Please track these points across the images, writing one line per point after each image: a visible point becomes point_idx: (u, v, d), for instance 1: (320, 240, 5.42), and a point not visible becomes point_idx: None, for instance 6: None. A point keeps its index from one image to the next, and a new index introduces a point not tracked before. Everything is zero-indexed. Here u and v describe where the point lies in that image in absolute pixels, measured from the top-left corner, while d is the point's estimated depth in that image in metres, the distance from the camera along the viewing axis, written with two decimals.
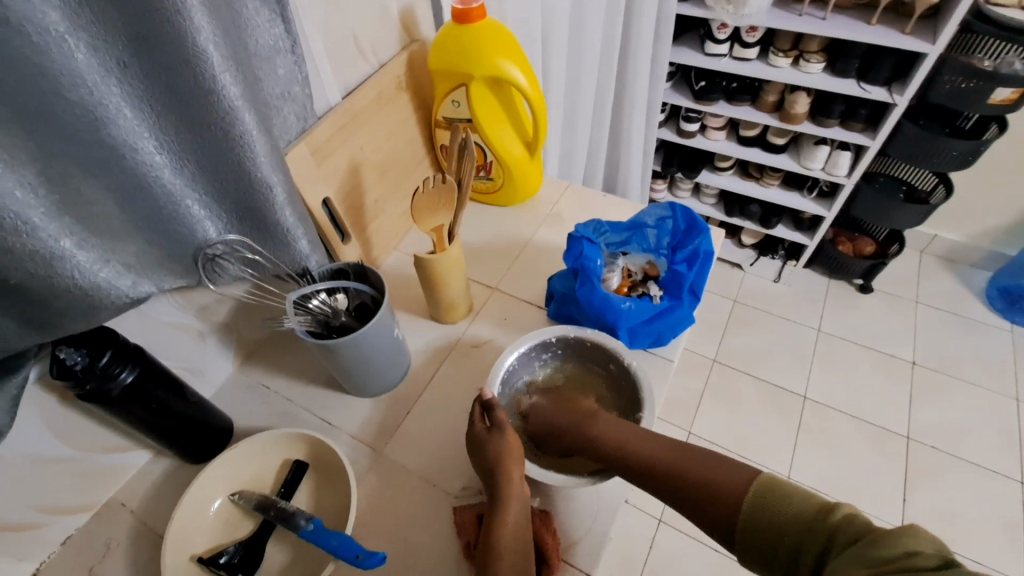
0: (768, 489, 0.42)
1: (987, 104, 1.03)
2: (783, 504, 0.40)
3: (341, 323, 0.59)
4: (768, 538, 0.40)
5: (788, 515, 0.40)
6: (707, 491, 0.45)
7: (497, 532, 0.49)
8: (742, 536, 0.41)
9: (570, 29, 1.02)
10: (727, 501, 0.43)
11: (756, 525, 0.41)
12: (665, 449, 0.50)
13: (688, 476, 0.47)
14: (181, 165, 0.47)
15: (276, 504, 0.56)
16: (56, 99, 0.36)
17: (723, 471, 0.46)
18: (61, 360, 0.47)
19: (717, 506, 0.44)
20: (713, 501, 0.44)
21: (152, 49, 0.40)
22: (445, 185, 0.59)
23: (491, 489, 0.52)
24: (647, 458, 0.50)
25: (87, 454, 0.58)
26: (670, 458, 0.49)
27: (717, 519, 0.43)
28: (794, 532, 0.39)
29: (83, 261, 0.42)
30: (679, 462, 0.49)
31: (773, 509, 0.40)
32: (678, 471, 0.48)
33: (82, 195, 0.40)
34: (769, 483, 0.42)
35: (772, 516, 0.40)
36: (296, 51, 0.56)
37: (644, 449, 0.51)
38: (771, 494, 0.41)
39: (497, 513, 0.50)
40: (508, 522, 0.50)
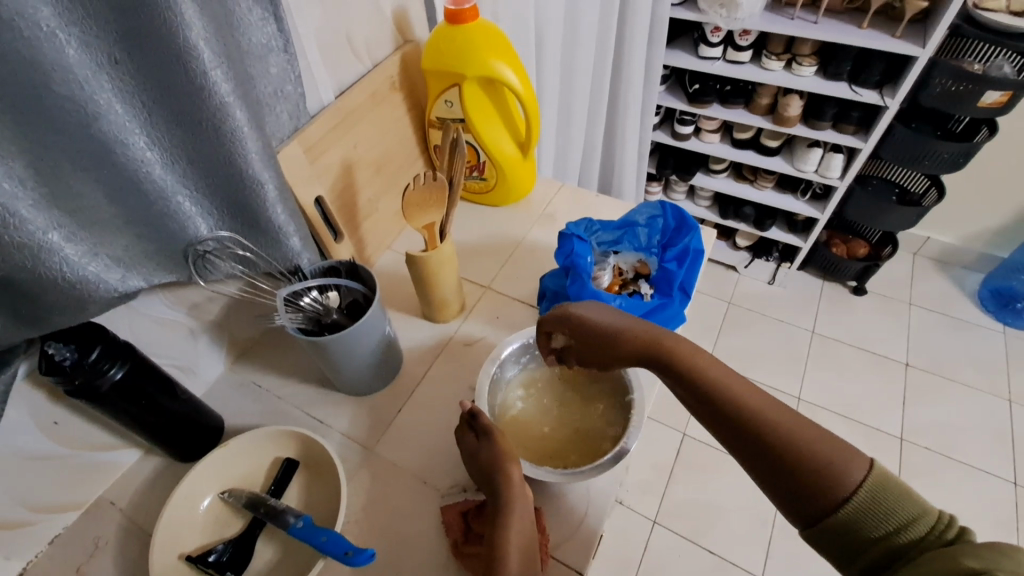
0: (881, 494, 0.40)
1: (977, 106, 1.04)
2: (894, 512, 0.40)
3: (332, 320, 0.59)
4: (862, 539, 0.40)
5: (893, 520, 0.39)
6: (788, 455, 0.42)
7: (502, 543, 0.47)
8: (832, 530, 0.40)
9: (563, 31, 1.02)
10: (817, 487, 0.41)
11: (856, 527, 0.40)
12: (749, 395, 0.46)
13: (771, 427, 0.44)
14: (172, 161, 0.47)
15: (267, 501, 0.56)
16: (47, 93, 0.36)
17: (811, 441, 0.42)
18: (49, 356, 0.47)
19: (803, 483, 0.41)
20: (801, 472, 0.42)
21: (143, 45, 0.40)
22: (436, 182, 0.60)
23: (490, 488, 0.52)
24: (728, 399, 0.46)
25: (75, 451, 0.57)
26: (756, 400, 0.45)
27: (799, 496, 0.42)
28: (894, 540, 0.39)
29: (72, 255, 0.42)
30: (765, 409, 0.45)
31: (878, 513, 0.40)
32: (761, 421, 0.44)
33: (71, 188, 0.41)
34: (881, 486, 0.40)
35: (877, 521, 0.40)
36: (289, 50, 0.56)
37: (726, 385, 0.47)
38: (881, 501, 0.40)
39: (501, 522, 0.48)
40: (512, 531, 0.48)
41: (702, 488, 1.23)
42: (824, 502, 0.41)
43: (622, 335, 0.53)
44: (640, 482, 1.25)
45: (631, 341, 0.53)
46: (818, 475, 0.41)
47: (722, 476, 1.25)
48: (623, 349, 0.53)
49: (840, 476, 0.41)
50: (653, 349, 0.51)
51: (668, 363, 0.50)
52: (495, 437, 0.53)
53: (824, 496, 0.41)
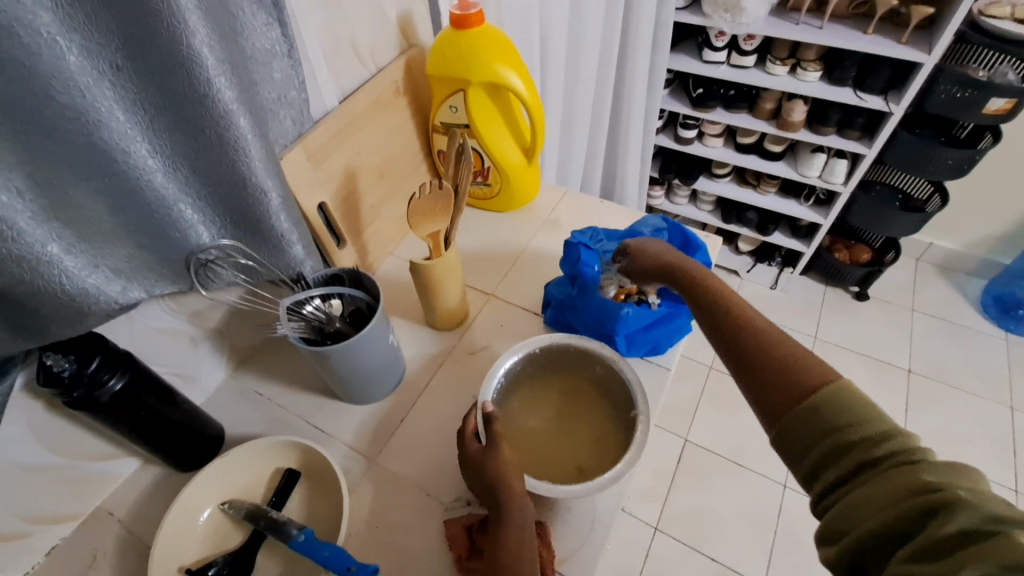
0: (843, 395, 0.38)
1: (982, 113, 1.04)
2: (855, 413, 0.36)
3: (335, 329, 0.58)
4: (810, 435, 0.38)
5: (851, 425, 0.36)
6: (759, 355, 0.44)
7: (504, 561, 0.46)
8: (788, 421, 0.39)
9: (568, 36, 1.02)
10: (782, 380, 0.41)
11: (807, 423, 0.38)
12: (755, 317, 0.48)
13: (767, 340, 0.45)
14: (174, 169, 0.47)
15: (267, 513, 0.55)
16: (46, 101, 0.35)
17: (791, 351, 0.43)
18: (48, 366, 0.46)
19: (771, 376, 0.42)
20: (773, 369, 0.43)
21: (146, 52, 0.40)
22: (442, 191, 0.58)
23: (492, 502, 0.51)
24: (739, 317, 0.49)
25: (74, 460, 0.57)
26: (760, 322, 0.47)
27: (766, 389, 0.42)
28: (842, 438, 0.36)
29: (71, 267, 0.41)
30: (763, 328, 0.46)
31: (836, 415, 0.37)
32: (755, 329, 0.46)
33: (71, 198, 0.40)
34: (847, 390, 0.38)
35: (831, 417, 0.37)
36: (293, 55, 0.55)
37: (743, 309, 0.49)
38: (840, 402, 0.37)
39: (500, 542, 0.48)
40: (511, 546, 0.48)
41: (702, 496, 1.23)
42: (788, 394, 0.40)
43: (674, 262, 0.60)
44: (641, 489, 1.24)
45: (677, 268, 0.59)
46: (783, 370, 0.42)
47: (722, 483, 1.24)
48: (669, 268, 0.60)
49: (804, 376, 0.40)
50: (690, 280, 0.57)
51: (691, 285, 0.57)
52: (501, 449, 0.52)
53: (789, 389, 0.40)
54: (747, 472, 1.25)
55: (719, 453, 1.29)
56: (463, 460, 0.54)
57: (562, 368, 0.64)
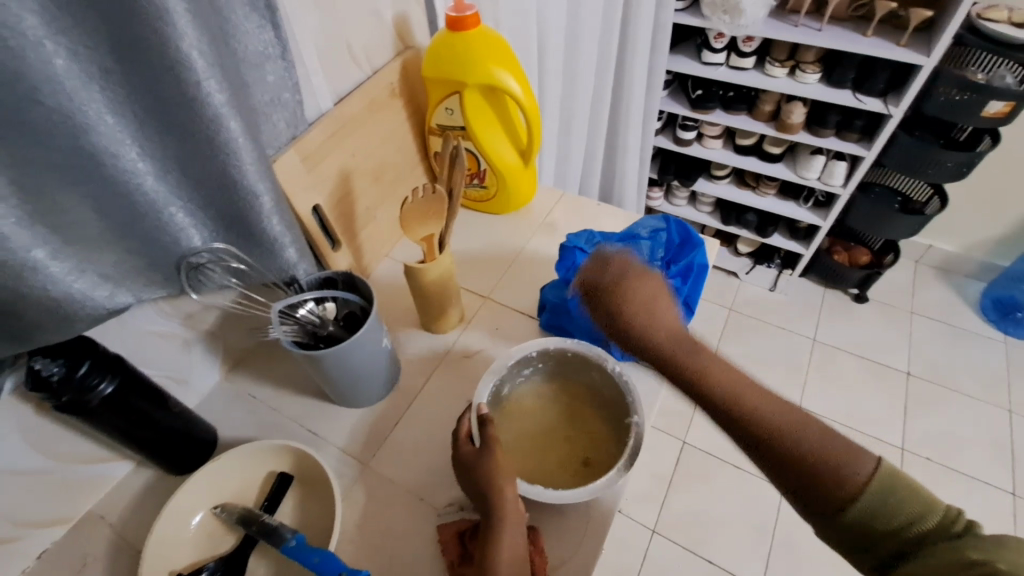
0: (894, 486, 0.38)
1: (981, 116, 1.03)
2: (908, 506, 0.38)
3: (329, 333, 0.59)
4: (872, 534, 0.38)
5: (908, 520, 0.38)
6: (808, 467, 0.39)
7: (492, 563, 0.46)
8: (852, 526, 0.38)
9: (566, 37, 1.01)
10: (837, 488, 0.38)
11: (870, 525, 0.38)
12: (783, 420, 0.40)
13: (808, 448, 0.39)
14: (164, 173, 0.46)
15: (259, 518, 0.54)
16: (32, 105, 0.35)
17: (830, 451, 0.39)
18: (36, 371, 0.45)
19: (824, 490, 0.38)
20: (823, 483, 0.38)
21: (134, 54, 0.39)
22: (435, 195, 0.58)
23: (482, 508, 0.50)
24: (773, 424, 0.40)
25: (65, 464, 0.56)
26: (794, 419, 0.41)
27: (823, 501, 0.39)
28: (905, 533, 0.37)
29: (58, 272, 0.41)
30: (801, 430, 0.40)
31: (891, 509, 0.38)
32: (794, 436, 0.40)
33: (59, 203, 0.39)
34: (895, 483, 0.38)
35: (888, 517, 0.38)
36: (286, 57, 0.55)
37: (769, 409, 0.41)
38: (892, 498, 0.38)
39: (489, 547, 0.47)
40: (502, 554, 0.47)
41: (699, 498, 1.22)
42: (835, 497, 0.38)
43: (659, 333, 0.46)
44: (638, 491, 1.24)
45: (664, 343, 0.46)
46: (832, 474, 0.38)
47: (720, 486, 1.24)
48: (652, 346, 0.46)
49: (854, 479, 0.38)
50: (690, 358, 0.45)
51: (687, 376, 0.44)
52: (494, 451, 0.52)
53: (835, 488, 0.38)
54: (745, 475, 1.25)
55: (717, 456, 1.28)
56: (457, 462, 0.53)
57: (559, 378, 0.63)
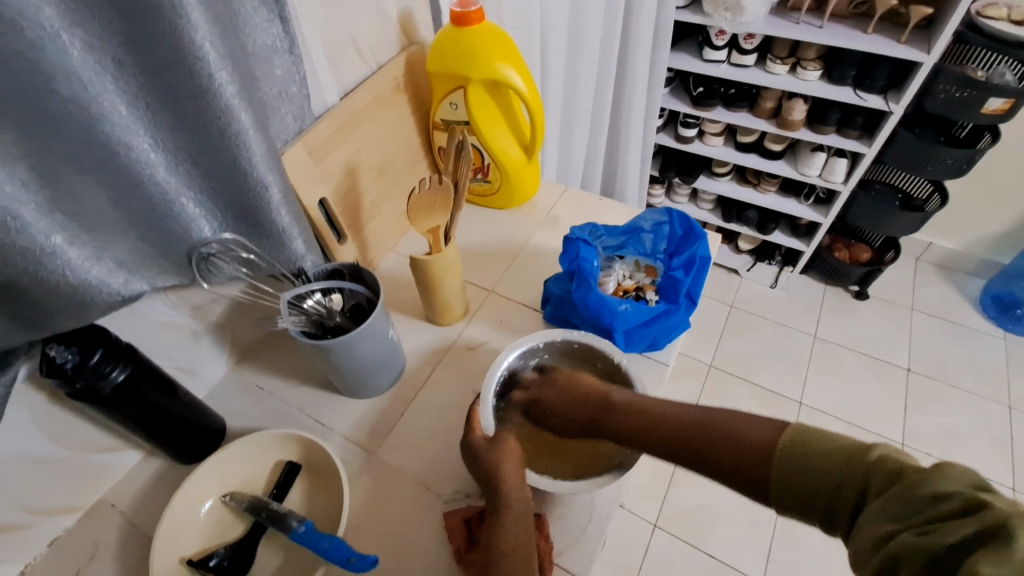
0: (803, 434, 0.37)
1: (981, 113, 1.04)
2: (821, 450, 0.35)
3: (335, 323, 0.59)
4: (804, 490, 0.35)
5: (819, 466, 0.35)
6: (717, 447, 0.42)
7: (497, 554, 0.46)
8: (781, 492, 0.36)
9: (568, 34, 1.02)
10: (745, 453, 0.39)
11: (796, 484, 0.36)
12: (688, 419, 0.46)
13: (711, 431, 0.43)
14: (176, 164, 0.47)
15: (268, 505, 0.55)
16: (48, 94, 0.36)
17: (731, 425, 0.42)
18: (51, 358, 0.46)
19: (739, 464, 0.39)
20: (733, 457, 0.40)
21: (147, 46, 0.40)
22: (442, 186, 0.59)
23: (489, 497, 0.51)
24: (680, 428, 0.45)
25: (76, 452, 0.57)
26: (697, 416, 0.45)
27: (747, 476, 0.39)
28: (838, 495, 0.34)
29: (75, 259, 0.42)
30: (703, 419, 0.45)
31: (809, 460, 0.36)
32: (697, 425, 0.44)
33: (74, 192, 0.40)
34: (805, 432, 0.37)
35: (803, 467, 0.36)
36: (294, 51, 0.55)
37: (673, 417, 0.47)
38: (803, 440, 0.37)
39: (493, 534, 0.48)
40: (505, 543, 0.47)
41: (700, 493, 1.23)
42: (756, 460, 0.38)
43: (575, 408, 0.55)
44: (640, 486, 1.25)
45: (581, 411, 0.55)
46: (736, 441, 0.41)
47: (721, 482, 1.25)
48: (578, 419, 0.55)
49: (761, 439, 0.39)
50: (607, 411, 0.53)
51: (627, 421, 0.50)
52: (504, 443, 0.53)
53: (751, 452, 0.39)
54: None
55: None
56: (466, 450, 0.54)
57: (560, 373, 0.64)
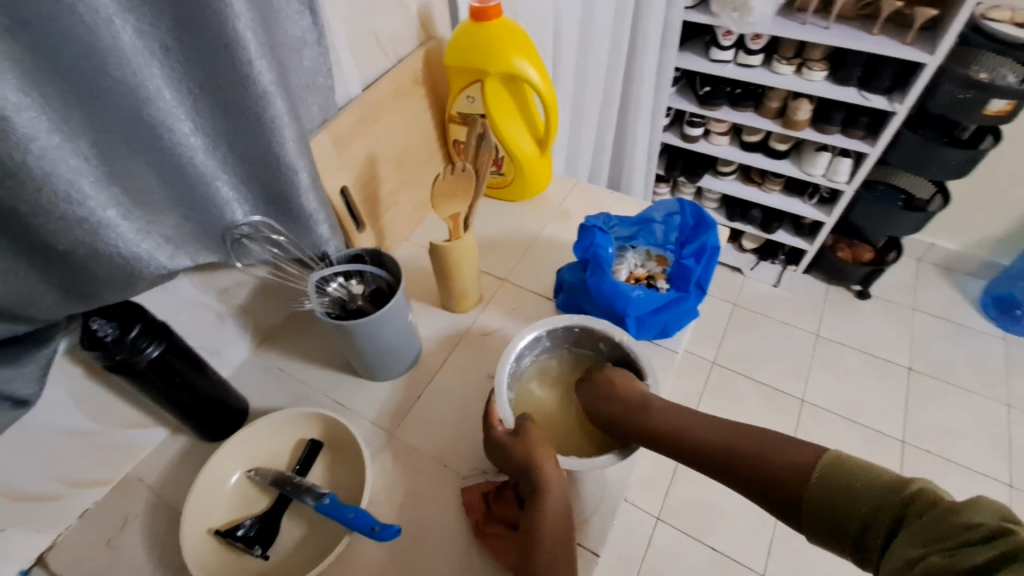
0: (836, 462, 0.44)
1: (982, 115, 1.06)
2: (853, 479, 0.42)
3: (358, 306, 0.61)
4: (834, 514, 0.42)
5: (858, 495, 0.41)
6: (752, 466, 0.48)
7: (535, 548, 0.49)
8: (809, 513, 0.43)
9: (580, 32, 1.04)
10: (778, 475, 0.46)
11: (830, 508, 0.42)
12: (729, 438, 0.52)
13: (751, 453, 0.49)
14: (213, 147, 0.49)
15: (292, 479, 0.57)
16: (103, 76, 0.38)
17: (771, 450, 0.48)
18: (93, 331, 0.49)
19: (770, 483, 0.46)
20: (765, 476, 0.47)
21: (192, 33, 0.42)
22: (464, 173, 0.62)
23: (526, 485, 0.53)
24: (719, 445, 0.52)
25: (107, 427, 0.59)
26: (738, 436, 0.52)
27: (777, 495, 0.46)
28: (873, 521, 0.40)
29: (126, 232, 0.44)
30: (741, 441, 0.51)
31: (844, 487, 0.42)
32: (735, 447, 0.51)
33: (124, 169, 0.42)
34: (838, 460, 0.44)
35: (843, 494, 0.42)
36: (322, 42, 0.57)
37: (715, 433, 0.53)
38: (841, 470, 0.43)
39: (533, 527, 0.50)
40: (543, 540, 0.49)
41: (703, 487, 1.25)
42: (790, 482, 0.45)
43: (611, 405, 0.58)
44: (643, 479, 1.27)
45: (614, 410, 0.57)
46: (770, 464, 0.47)
47: None
48: (605, 417, 0.58)
49: (794, 463, 0.46)
50: (639, 416, 0.56)
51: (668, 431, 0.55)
52: (528, 434, 0.55)
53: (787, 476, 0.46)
54: None
55: None
56: (490, 443, 0.56)
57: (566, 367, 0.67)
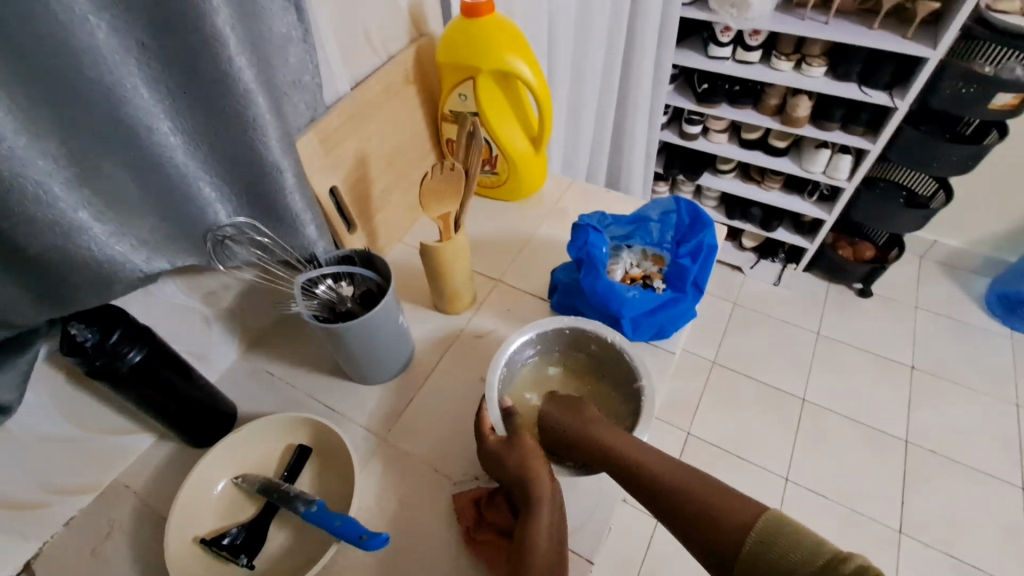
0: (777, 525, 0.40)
1: (987, 109, 1.05)
2: (790, 547, 0.38)
3: (346, 309, 0.60)
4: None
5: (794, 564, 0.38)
6: (695, 513, 0.44)
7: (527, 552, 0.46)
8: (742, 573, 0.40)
9: (575, 29, 1.03)
10: (718, 530, 0.42)
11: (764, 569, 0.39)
12: (681, 479, 0.47)
13: (697, 498, 0.45)
14: (194, 147, 0.48)
15: (280, 486, 0.56)
16: (76, 74, 0.37)
17: (716, 499, 0.44)
18: (72, 336, 0.47)
19: (708, 535, 0.42)
20: (706, 528, 0.43)
21: (170, 31, 0.41)
22: (453, 172, 0.60)
23: (519, 493, 0.51)
24: (669, 484, 0.47)
25: (92, 433, 0.58)
26: (688, 479, 0.47)
27: (712, 549, 0.42)
28: None
29: (100, 234, 0.42)
30: (691, 485, 0.46)
31: (781, 556, 0.39)
32: (682, 491, 0.46)
33: (100, 169, 0.41)
34: (779, 522, 0.40)
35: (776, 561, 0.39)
36: (308, 39, 0.56)
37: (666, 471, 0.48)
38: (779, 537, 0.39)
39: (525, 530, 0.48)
40: (538, 544, 0.47)
41: None
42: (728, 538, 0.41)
43: (569, 423, 0.56)
44: None
45: (572, 428, 0.55)
46: (714, 517, 0.43)
47: (725, 477, 1.26)
48: (562, 436, 0.55)
49: (736, 517, 0.42)
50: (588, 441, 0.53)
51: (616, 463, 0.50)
52: (519, 439, 0.54)
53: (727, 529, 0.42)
54: (747, 466, 1.28)
55: (720, 446, 1.31)
56: (483, 454, 0.55)
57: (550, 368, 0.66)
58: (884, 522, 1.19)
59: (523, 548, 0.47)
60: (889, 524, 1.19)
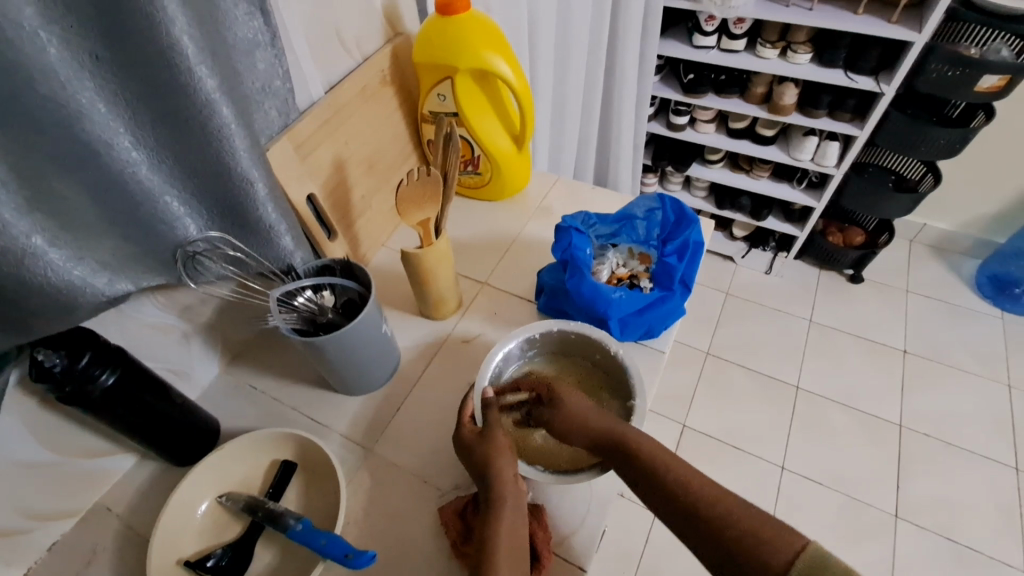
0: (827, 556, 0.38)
1: (974, 91, 1.03)
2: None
3: (327, 320, 0.58)
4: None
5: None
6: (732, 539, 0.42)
7: (490, 563, 0.45)
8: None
9: (557, 21, 1.01)
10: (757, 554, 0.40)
11: None
12: (714, 494, 0.45)
13: (737, 525, 0.42)
14: (158, 160, 0.47)
15: (265, 504, 0.55)
16: (28, 94, 0.35)
17: (754, 522, 0.42)
18: (39, 362, 0.45)
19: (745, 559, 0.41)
20: (744, 555, 0.41)
21: (125, 43, 0.39)
22: (430, 177, 0.58)
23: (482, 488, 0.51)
24: (698, 500, 0.45)
25: (68, 457, 0.57)
26: (708, 490, 0.45)
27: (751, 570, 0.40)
28: None
29: (57, 259, 0.41)
30: (728, 505, 0.44)
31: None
32: (708, 504, 0.45)
33: (54, 191, 0.40)
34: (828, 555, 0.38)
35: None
36: (276, 44, 0.54)
37: (705, 493, 0.45)
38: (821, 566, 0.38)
39: (490, 531, 0.47)
40: (500, 549, 0.46)
41: None
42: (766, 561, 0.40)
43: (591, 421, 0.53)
44: None
45: (597, 426, 0.53)
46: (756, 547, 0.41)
47: (723, 467, 1.26)
48: (583, 431, 0.53)
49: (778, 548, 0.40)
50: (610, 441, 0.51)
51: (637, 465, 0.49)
52: (498, 435, 0.52)
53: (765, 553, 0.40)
54: (742, 455, 1.28)
55: (716, 438, 1.31)
56: (459, 444, 0.54)
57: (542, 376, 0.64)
58: (881, 508, 1.20)
59: (485, 554, 0.46)
60: (886, 510, 1.20)
